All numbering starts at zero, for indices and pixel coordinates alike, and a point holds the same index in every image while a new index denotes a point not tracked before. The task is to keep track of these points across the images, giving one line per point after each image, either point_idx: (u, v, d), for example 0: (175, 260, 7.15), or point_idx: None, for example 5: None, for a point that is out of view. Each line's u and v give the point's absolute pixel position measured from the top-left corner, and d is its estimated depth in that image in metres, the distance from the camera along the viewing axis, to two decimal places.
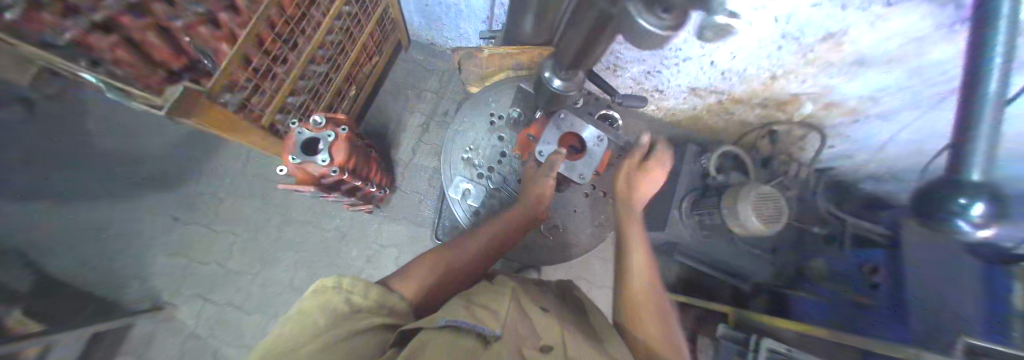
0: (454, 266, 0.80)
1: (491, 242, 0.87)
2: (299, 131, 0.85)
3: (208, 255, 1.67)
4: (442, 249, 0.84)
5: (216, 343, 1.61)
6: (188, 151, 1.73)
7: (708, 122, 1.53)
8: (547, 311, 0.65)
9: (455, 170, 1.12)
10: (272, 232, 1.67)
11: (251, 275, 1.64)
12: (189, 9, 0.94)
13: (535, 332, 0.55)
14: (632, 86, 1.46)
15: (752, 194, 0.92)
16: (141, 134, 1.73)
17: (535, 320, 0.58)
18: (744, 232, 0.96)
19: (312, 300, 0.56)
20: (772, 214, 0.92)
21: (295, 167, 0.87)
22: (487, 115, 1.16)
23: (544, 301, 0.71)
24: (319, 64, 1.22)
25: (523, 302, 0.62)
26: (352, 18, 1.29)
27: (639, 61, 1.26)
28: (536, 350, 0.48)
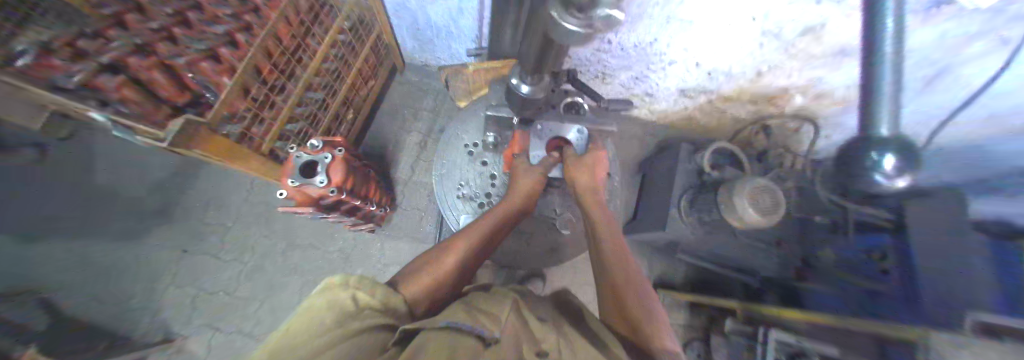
0: (451, 267, 0.79)
1: (479, 246, 0.86)
2: (297, 154, 0.87)
3: (213, 286, 1.66)
4: (438, 252, 0.82)
5: None
6: (192, 183, 1.77)
7: (701, 121, 1.58)
8: (547, 319, 0.64)
9: (451, 209, 1.13)
10: (277, 258, 1.67)
11: (256, 302, 1.63)
12: (192, 47, 0.99)
13: (533, 338, 0.54)
14: (622, 92, 1.50)
15: (746, 188, 0.92)
16: (148, 168, 1.77)
17: (531, 326, 0.57)
18: (743, 225, 0.96)
19: (316, 296, 0.55)
20: (770, 205, 0.92)
21: (296, 189, 0.88)
22: (463, 146, 1.20)
23: (544, 309, 0.70)
24: (316, 92, 1.27)
25: (522, 311, 0.62)
26: (347, 46, 1.35)
27: (626, 67, 1.29)
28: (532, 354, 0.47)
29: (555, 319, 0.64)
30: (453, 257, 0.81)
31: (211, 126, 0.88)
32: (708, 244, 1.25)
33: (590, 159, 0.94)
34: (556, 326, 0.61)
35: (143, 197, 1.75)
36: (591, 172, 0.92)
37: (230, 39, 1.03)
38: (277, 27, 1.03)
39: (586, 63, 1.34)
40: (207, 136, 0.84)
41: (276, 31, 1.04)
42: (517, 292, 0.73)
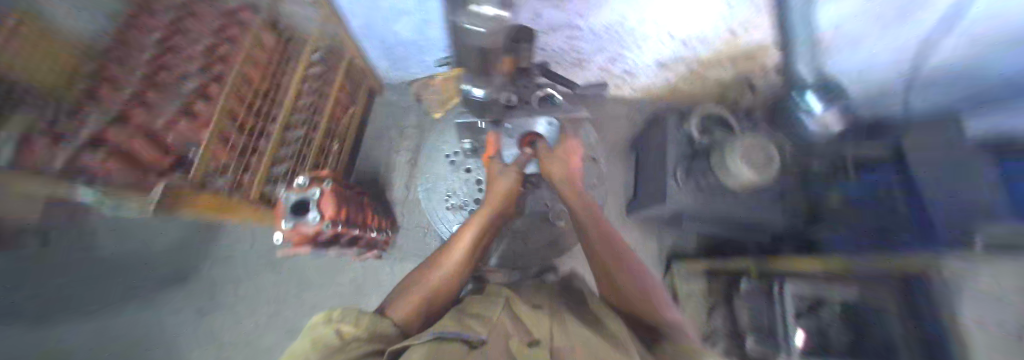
0: (440, 278, 0.81)
1: (468, 255, 0.86)
2: (285, 196, 0.88)
3: (232, 340, 1.66)
4: (426, 267, 0.84)
5: None
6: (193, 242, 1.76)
7: (685, 89, 1.58)
8: (541, 305, 0.66)
9: (443, 221, 1.14)
10: (290, 300, 1.67)
11: (278, 347, 1.63)
12: (163, 107, 0.98)
13: (523, 328, 0.57)
14: (600, 75, 1.51)
15: (738, 145, 0.92)
16: None
17: (522, 318, 0.59)
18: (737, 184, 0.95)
19: (304, 338, 0.57)
20: (762, 161, 0.91)
21: (292, 230, 0.88)
22: (444, 158, 1.21)
23: (544, 295, 0.72)
24: (296, 129, 1.28)
25: (511, 307, 0.64)
26: (321, 78, 1.36)
27: (601, 50, 1.29)
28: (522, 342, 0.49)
29: (551, 304, 0.66)
30: (441, 269, 0.82)
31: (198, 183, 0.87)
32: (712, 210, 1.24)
33: (561, 151, 0.94)
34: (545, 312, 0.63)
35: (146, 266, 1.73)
36: (560, 160, 0.92)
37: (202, 92, 1.03)
38: (246, 70, 1.03)
39: (558, 52, 1.34)
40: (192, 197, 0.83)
41: (245, 75, 1.03)
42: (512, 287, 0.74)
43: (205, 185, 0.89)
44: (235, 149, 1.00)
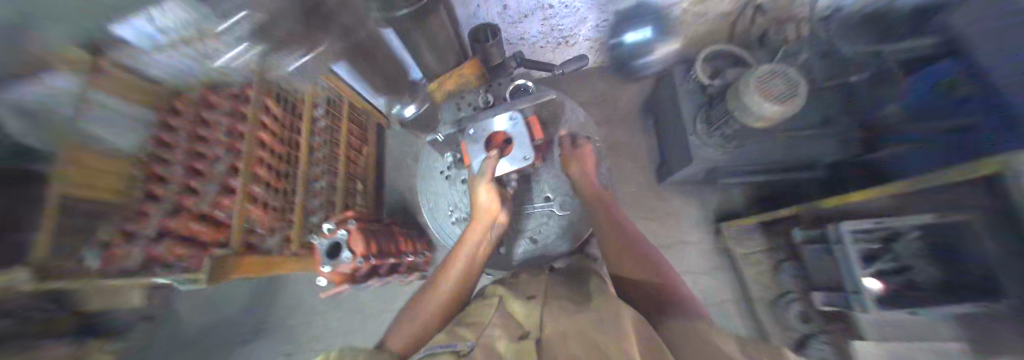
0: (440, 295, 0.77)
1: (467, 268, 0.81)
2: (317, 242, 0.95)
3: None
4: (426, 288, 0.81)
5: None
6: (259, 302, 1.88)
7: None
8: (533, 296, 0.67)
9: (449, 236, 1.14)
10: (356, 334, 1.79)
11: None
12: (208, 191, 1.09)
13: (511, 327, 0.54)
14: (593, 44, 1.50)
15: (752, 79, 0.81)
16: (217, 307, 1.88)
17: (515, 315, 0.59)
18: (760, 120, 0.84)
19: None
20: (785, 90, 0.79)
21: (331, 272, 0.95)
22: (438, 173, 1.19)
23: (540, 286, 0.72)
24: (319, 179, 1.37)
25: (509, 310, 0.62)
26: (330, 127, 1.47)
27: (581, 21, 1.31)
28: (512, 342, 0.48)
29: (544, 294, 0.66)
30: (439, 289, 0.78)
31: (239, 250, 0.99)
32: (743, 156, 1.12)
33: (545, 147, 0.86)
34: (541, 304, 0.61)
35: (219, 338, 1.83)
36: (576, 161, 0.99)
37: (233, 169, 1.14)
38: (257, 136, 1.14)
39: (543, 35, 1.36)
40: (233, 261, 0.93)
41: (257, 139, 1.14)
42: (507, 286, 0.74)
43: (248, 251, 1.04)
44: (266, 207, 1.12)
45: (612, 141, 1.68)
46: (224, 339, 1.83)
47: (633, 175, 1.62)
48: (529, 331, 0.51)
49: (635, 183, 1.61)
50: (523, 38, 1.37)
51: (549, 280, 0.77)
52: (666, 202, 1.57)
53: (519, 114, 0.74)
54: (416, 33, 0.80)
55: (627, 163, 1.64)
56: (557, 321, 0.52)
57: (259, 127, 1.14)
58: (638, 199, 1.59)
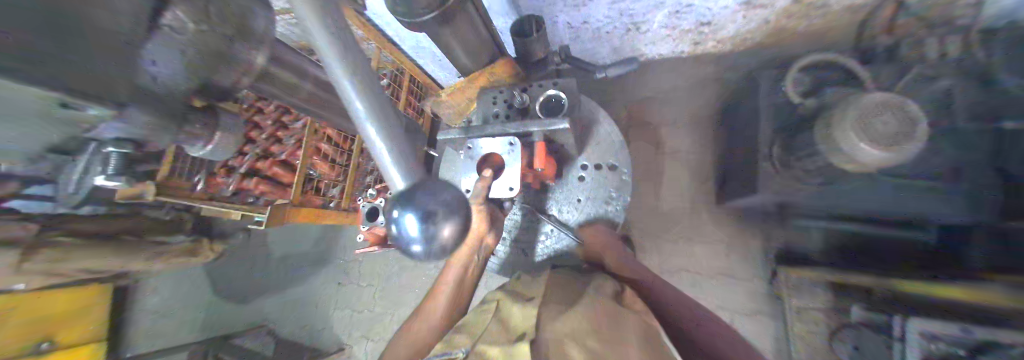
0: (431, 319, 0.81)
1: (453, 298, 0.83)
2: (360, 204, 1.06)
3: (343, 319, 1.99)
4: (423, 310, 0.84)
5: None
6: (310, 244, 2.13)
7: (796, 28, 1.18)
8: (532, 298, 0.69)
9: None
10: (385, 291, 1.91)
11: (377, 326, 1.90)
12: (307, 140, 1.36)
13: (508, 327, 0.60)
14: (669, 33, 1.31)
15: (846, 121, 0.66)
16: (277, 243, 2.20)
17: (512, 321, 0.62)
18: (856, 164, 0.69)
19: None
20: (895, 130, 0.62)
21: (367, 232, 1.09)
22: (450, 158, 1.10)
23: (539, 286, 0.74)
24: None
25: (504, 311, 0.67)
26: (393, 96, 1.57)
27: (658, 7, 1.14)
28: (509, 342, 0.54)
29: (543, 296, 0.68)
30: (432, 316, 0.81)
31: (296, 202, 1.31)
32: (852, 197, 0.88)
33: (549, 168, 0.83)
34: (538, 307, 0.63)
35: (278, 267, 2.16)
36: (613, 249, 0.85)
37: (314, 129, 1.38)
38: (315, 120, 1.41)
39: (608, 22, 1.24)
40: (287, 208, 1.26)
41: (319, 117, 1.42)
42: (507, 291, 0.76)
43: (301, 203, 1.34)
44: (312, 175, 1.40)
45: (671, 148, 1.50)
46: (283, 269, 2.16)
47: (688, 189, 1.44)
48: (524, 329, 0.58)
49: (687, 199, 1.43)
50: (587, 21, 1.25)
51: (552, 278, 0.79)
52: (720, 228, 1.38)
53: (517, 143, 0.71)
54: (471, 27, 0.81)
55: (684, 175, 1.46)
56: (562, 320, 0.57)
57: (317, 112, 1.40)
58: (687, 217, 1.42)
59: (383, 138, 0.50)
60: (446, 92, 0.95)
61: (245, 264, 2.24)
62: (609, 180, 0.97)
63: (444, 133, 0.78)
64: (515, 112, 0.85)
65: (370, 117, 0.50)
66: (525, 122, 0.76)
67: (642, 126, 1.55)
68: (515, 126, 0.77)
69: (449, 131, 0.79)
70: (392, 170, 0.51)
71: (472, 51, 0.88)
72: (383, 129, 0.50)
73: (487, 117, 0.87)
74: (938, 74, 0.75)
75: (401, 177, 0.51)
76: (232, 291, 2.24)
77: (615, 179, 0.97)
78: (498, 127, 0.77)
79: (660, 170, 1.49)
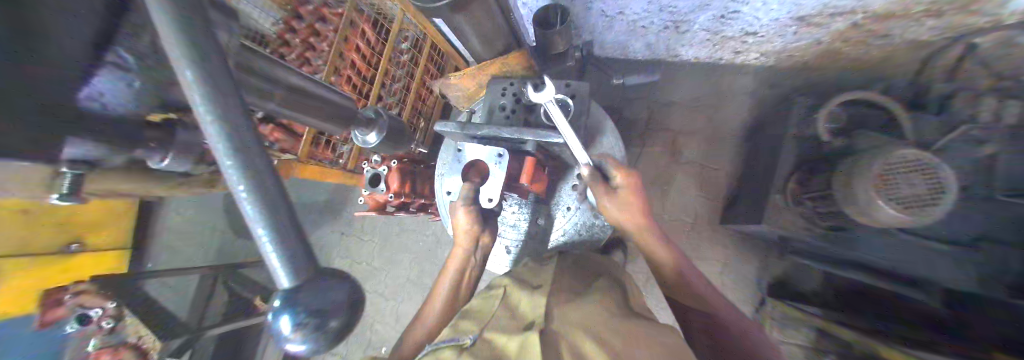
0: (429, 321, 0.89)
1: (447, 304, 0.91)
2: (364, 168, 1.09)
3: (343, 265, 2.11)
4: (425, 315, 0.91)
5: (361, 333, 2.01)
6: (320, 194, 2.22)
7: (852, 55, 1.07)
8: (541, 286, 0.72)
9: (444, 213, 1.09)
10: (384, 249, 2.01)
11: (374, 278, 2.02)
12: None
13: (515, 313, 0.65)
14: (710, 38, 1.21)
15: (868, 185, 0.62)
16: (290, 186, 2.31)
17: (522, 311, 0.64)
18: (874, 222, 0.66)
19: None
20: (923, 194, 0.58)
21: (369, 196, 1.13)
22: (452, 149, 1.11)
23: (549, 275, 0.77)
24: (391, 109, 1.52)
25: (512, 301, 0.70)
26: (412, 63, 1.56)
27: (704, 7, 1.04)
28: (517, 330, 0.57)
29: (550, 285, 0.71)
30: (429, 318, 0.89)
31: (304, 156, 1.36)
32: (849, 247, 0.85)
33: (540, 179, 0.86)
34: (551, 297, 0.66)
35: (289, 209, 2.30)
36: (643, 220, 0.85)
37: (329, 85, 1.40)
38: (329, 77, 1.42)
39: (645, 16, 1.15)
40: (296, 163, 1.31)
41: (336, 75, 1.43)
42: (515, 278, 0.79)
43: (309, 157, 1.39)
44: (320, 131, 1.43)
45: (686, 160, 1.45)
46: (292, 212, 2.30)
47: (694, 204, 1.42)
48: (533, 317, 0.61)
49: (691, 214, 1.41)
50: (624, 12, 1.16)
51: (562, 266, 0.82)
52: (719, 248, 1.38)
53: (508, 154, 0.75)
54: (484, 11, 0.78)
55: (693, 190, 1.42)
56: (569, 312, 0.61)
57: (331, 69, 1.41)
58: (686, 231, 1.40)
59: (251, 174, 0.16)
60: (459, 75, 0.93)
61: None
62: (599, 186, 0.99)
63: (440, 123, 0.76)
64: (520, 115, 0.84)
65: (216, 104, 0.15)
66: (521, 129, 0.75)
67: (660, 133, 1.49)
68: (510, 131, 0.76)
69: (447, 126, 0.78)
70: (278, 267, 0.18)
71: (496, 32, 0.86)
72: (240, 147, 0.16)
73: (493, 109, 0.85)
74: (988, 137, 0.70)
75: (290, 273, 0.18)
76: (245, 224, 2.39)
77: None
78: (497, 125, 0.75)
79: (669, 180, 1.45)
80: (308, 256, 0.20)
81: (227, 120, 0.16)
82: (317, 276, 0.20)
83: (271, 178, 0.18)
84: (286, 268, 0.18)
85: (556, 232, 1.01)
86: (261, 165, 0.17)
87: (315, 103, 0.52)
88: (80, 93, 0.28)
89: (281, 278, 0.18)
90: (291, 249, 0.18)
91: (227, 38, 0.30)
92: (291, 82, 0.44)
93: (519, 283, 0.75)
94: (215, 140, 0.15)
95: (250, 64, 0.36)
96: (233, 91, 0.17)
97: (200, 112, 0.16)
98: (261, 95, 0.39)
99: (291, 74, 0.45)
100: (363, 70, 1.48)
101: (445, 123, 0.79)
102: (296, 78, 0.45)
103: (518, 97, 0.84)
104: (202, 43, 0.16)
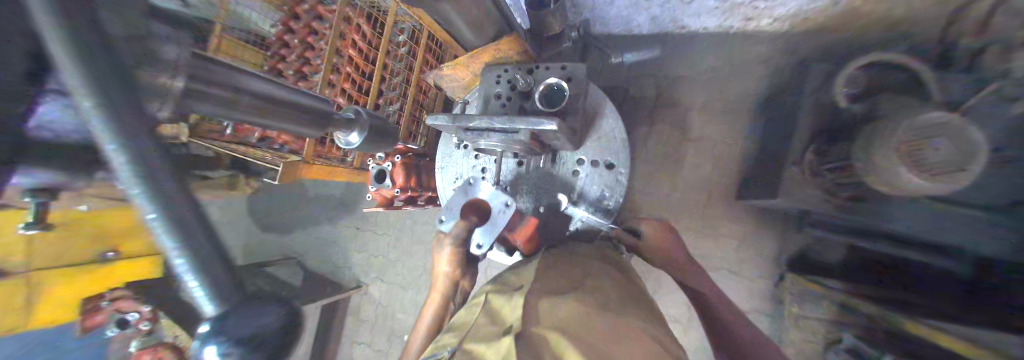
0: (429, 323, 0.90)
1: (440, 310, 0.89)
2: (369, 165, 1.11)
3: (362, 259, 2.19)
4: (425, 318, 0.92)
5: (385, 320, 2.10)
6: (333, 192, 2.29)
7: None
8: (522, 287, 0.68)
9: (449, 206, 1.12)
10: (399, 242, 2.05)
11: (391, 270, 2.08)
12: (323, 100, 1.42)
13: (493, 317, 0.63)
14: None
15: (889, 151, 0.59)
16: (305, 186, 2.38)
17: (500, 314, 0.62)
18: (903, 192, 0.62)
19: None
20: (949, 158, 0.54)
21: (375, 192, 1.15)
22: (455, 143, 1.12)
23: (531, 274, 0.73)
24: (393, 104, 1.51)
25: (491, 307, 0.67)
26: (410, 54, 1.53)
27: None
28: (494, 336, 0.55)
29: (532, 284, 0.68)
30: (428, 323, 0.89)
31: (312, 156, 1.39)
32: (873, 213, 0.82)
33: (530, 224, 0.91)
34: (527, 298, 0.62)
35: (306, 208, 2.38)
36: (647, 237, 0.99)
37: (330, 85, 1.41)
38: (329, 76, 1.42)
39: None
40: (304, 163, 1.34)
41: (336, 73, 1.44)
42: (497, 285, 0.76)
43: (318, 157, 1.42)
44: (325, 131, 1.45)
45: (696, 137, 1.39)
46: (308, 211, 2.38)
47: (705, 181, 1.37)
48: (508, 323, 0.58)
49: (704, 192, 1.37)
50: None
51: (549, 263, 0.79)
52: (733, 226, 1.34)
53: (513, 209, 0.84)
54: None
55: (706, 167, 1.37)
56: (550, 310, 0.59)
57: (329, 68, 1.41)
58: (696, 210, 1.37)
59: (167, 211, 0.26)
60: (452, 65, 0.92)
61: (278, 202, 2.48)
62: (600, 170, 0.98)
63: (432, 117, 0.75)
64: (514, 103, 0.81)
65: (123, 142, 0.23)
66: (513, 118, 0.73)
67: (667, 111, 1.43)
68: (503, 120, 0.74)
69: (439, 120, 0.77)
70: (201, 295, 0.30)
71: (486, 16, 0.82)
72: (155, 190, 0.25)
73: (488, 98, 0.84)
74: None
75: (211, 299, 0.30)
76: (267, 224, 2.50)
77: (609, 173, 0.98)
78: (488, 116, 0.74)
79: (678, 160, 1.41)
80: (223, 288, 0.31)
81: (130, 153, 0.23)
82: (235, 307, 0.31)
83: (181, 204, 0.27)
84: (209, 299, 0.30)
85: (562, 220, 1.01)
86: (161, 188, 0.25)
87: (286, 109, 0.51)
88: (25, 125, 0.25)
89: (208, 304, 0.30)
90: (208, 278, 0.29)
91: (175, 51, 0.30)
92: (255, 88, 0.44)
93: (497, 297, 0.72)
94: (124, 166, 0.23)
95: (212, 76, 0.36)
96: (143, 134, 0.24)
97: (113, 148, 0.23)
98: (227, 105, 0.40)
99: (257, 81, 0.45)
100: (361, 65, 1.47)
101: (437, 117, 0.79)
102: (259, 83, 0.45)
103: (512, 84, 0.82)
104: (102, 82, 0.21)
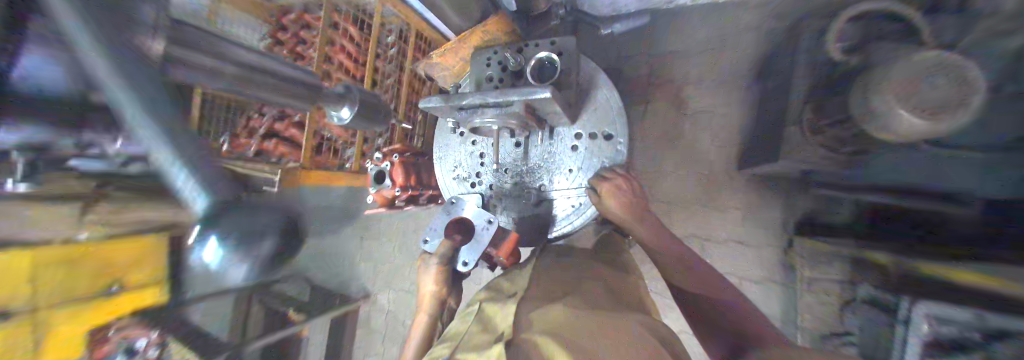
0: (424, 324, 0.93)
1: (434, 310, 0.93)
2: (367, 167, 1.08)
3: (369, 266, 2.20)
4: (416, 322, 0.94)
5: (396, 324, 2.12)
6: None
7: None
8: (514, 295, 0.77)
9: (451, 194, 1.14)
10: (405, 245, 2.05)
11: (399, 274, 2.09)
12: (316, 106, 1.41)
13: (488, 324, 0.68)
14: None
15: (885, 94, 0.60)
16: None
17: (494, 322, 0.68)
18: (900, 135, 0.62)
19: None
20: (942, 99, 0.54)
21: (375, 193, 1.11)
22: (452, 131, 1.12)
23: (524, 281, 0.82)
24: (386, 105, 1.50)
25: (488, 314, 0.73)
26: (400, 54, 1.51)
27: None
28: (486, 340, 0.61)
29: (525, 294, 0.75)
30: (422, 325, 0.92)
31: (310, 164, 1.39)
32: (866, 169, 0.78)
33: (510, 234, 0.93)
34: (517, 307, 0.69)
35: None
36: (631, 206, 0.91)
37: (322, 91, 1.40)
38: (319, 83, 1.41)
39: None
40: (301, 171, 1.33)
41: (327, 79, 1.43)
42: (491, 289, 0.84)
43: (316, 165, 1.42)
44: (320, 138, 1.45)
45: (692, 111, 1.38)
46: None
47: (705, 154, 1.36)
48: (502, 328, 0.65)
49: (704, 165, 1.36)
50: None
51: (542, 270, 0.85)
52: (735, 197, 1.34)
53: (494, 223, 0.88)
54: None
55: (704, 140, 1.36)
56: (541, 317, 0.62)
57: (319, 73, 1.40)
58: (698, 184, 1.37)
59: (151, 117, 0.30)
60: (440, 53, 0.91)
61: None
62: (601, 143, 0.97)
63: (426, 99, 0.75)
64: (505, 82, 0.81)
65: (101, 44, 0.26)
66: (504, 91, 0.73)
67: (661, 87, 1.42)
68: (495, 95, 0.74)
69: (432, 101, 0.77)
70: (194, 192, 0.34)
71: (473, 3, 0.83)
72: (138, 92, 0.29)
73: (481, 81, 0.83)
74: None
75: (202, 193, 0.34)
76: None
77: (610, 144, 0.97)
78: (481, 92, 0.74)
79: (676, 135, 1.40)
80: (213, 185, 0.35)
81: (115, 57, 0.27)
82: (227, 202, 0.36)
83: (162, 116, 0.32)
84: (201, 192, 0.34)
85: (562, 195, 1.01)
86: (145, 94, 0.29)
87: (273, 80, 0.45)
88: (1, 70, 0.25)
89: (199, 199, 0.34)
90: (192, 171, 0.33)
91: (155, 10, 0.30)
92: (235, 54, 0.40)
93: (497, 297, 0.79)
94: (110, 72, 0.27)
95: (184, 40, 0.34)
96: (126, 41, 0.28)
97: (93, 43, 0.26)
98: (202, 71, 0.37)
99: (232, 45, 0.40)
100: (352, 70, 1.48)
101: (430, 99, 0.79)
102: (246, 53, 0.42)
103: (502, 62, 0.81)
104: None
